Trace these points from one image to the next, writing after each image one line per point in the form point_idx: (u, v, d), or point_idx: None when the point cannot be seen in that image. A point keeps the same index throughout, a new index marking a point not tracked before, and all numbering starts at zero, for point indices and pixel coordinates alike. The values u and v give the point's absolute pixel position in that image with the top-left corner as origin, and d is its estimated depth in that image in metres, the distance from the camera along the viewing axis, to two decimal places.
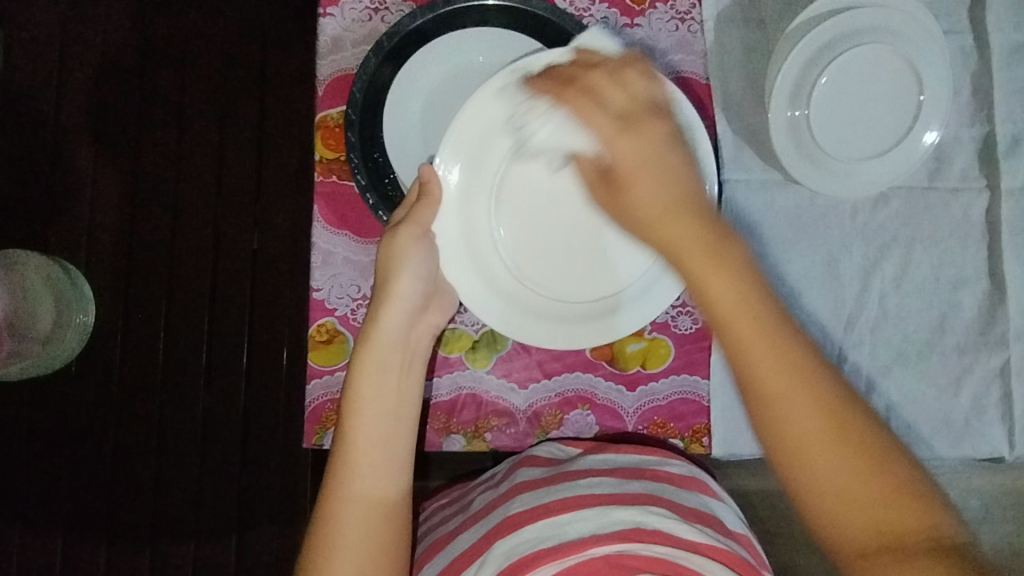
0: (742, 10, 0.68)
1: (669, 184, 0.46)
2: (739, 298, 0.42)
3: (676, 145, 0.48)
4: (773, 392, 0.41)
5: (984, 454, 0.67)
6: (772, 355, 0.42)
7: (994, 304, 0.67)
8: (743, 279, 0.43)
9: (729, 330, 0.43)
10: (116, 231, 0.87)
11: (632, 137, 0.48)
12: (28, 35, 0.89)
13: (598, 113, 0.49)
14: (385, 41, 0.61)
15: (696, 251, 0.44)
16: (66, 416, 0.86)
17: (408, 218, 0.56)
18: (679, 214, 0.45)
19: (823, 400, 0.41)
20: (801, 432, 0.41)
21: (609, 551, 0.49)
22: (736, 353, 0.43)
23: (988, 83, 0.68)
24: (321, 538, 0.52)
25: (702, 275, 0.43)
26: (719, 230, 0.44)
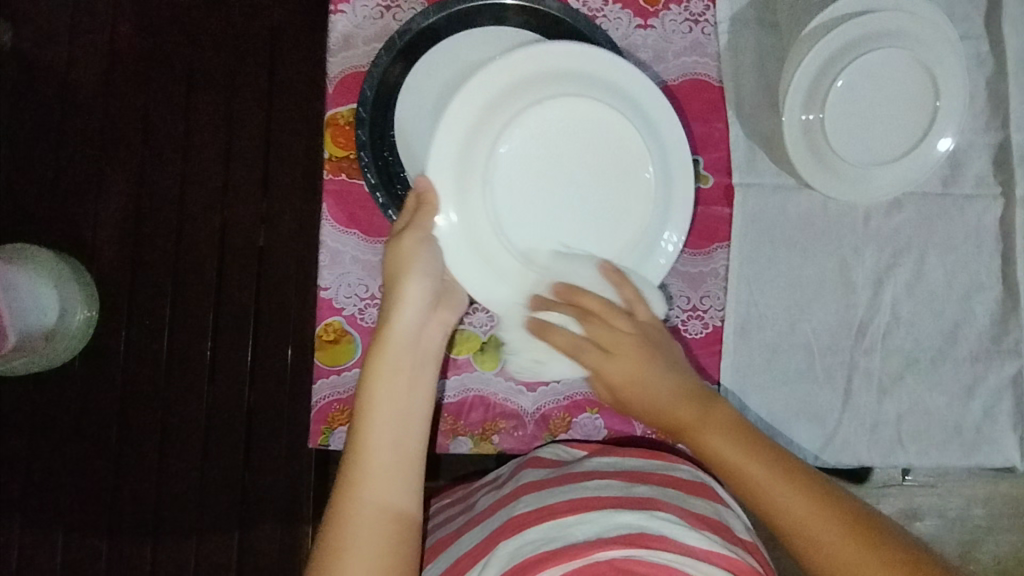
0: (756, 13, 0.68)
1: (661, 383, 0.55)
2: (735, 453, 0.50)
3: (648, 352, 0.56)
4: (807, 530, 0.46)
5: (995, 463, 0.66)
6: (796, 501, 0.47)
7: (1006, 313, 0.67)
8: (739, 437, 0.51)
9: (748, 487, 0.49)
10: (121, 226, 0.87)
11: (618, 363, 0.56)
12: (36, 28, 0.88)
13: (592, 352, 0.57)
14: (397, 40, 0.62)
15: (697, 420, 0.52)
16: (70, 411, 0.86)
17: (412, 223, 0.56)
18: (681, 397, 0.54)
19: (855, 525, 0.46)
20: (846, 569, 0.44)
21: (615, 555, 0.47)
22: (764, 503, 0.48)
23: (1005, 89, 0.67)
24: (332, 542, 0.49)
25: (705, 438, 0.51)
26: (704, 405, 0.53)
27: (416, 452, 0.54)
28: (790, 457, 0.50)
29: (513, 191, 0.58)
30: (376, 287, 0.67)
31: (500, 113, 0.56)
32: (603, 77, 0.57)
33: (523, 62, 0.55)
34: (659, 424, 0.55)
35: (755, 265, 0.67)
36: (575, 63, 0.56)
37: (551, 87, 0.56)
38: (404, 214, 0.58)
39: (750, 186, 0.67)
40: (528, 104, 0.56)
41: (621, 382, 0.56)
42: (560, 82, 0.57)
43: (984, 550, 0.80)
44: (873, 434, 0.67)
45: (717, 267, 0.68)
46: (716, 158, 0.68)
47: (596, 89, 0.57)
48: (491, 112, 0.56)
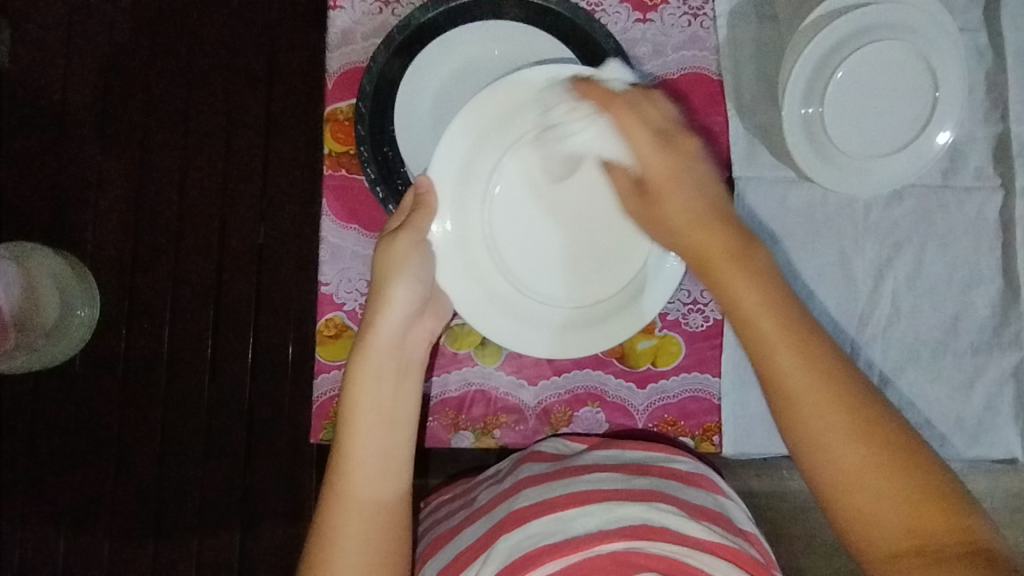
0: (755, 6, 0.68)
1: (695, 200, 0.52)
2: (758, 305, 0.47)
3: (702, 165, 0.54)
4: (796, 390, 0.45)
5: (997, 455, 0.66)
6: (793, 360, 0.46)
7: (1007, 305, 0.67)
8: (766, 288, 0.48)
9: (753, 335, 0.47)
10: (122, 224, 0.87)
11: (669, 154, 0.53)
12: (35, 26, 0.88)
13: (638, 127, 0.53)
14: (396, 35, 0.61)
15: (725, 258, 0.49)
16: (71, 408, 0.86)
17: (409, 223, 0.55)
18: (709, 226, 0.51)
19: (848, 399, 0.45)
20: (825, 434, 0.44)
21: (616, 548, 0.48)
22: (765, 359, 0.47)
23: (1004, 81, 0.67)
24: (320, 548, 0.51)
25: (729, 279, 0.49)
26: (743, 246, 0.50)
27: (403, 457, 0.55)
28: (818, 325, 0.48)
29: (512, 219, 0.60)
30: None
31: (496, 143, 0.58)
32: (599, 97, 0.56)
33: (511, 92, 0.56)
34: (689, 246, 0.52)
35: None
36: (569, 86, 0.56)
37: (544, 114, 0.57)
38: (400, 214, 0.57)
39: (750, 179, 0.67)
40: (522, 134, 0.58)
41: (659, 173, 0.53)
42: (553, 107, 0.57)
43: None
44: None
45: None
46: (715, 152, 0.68)
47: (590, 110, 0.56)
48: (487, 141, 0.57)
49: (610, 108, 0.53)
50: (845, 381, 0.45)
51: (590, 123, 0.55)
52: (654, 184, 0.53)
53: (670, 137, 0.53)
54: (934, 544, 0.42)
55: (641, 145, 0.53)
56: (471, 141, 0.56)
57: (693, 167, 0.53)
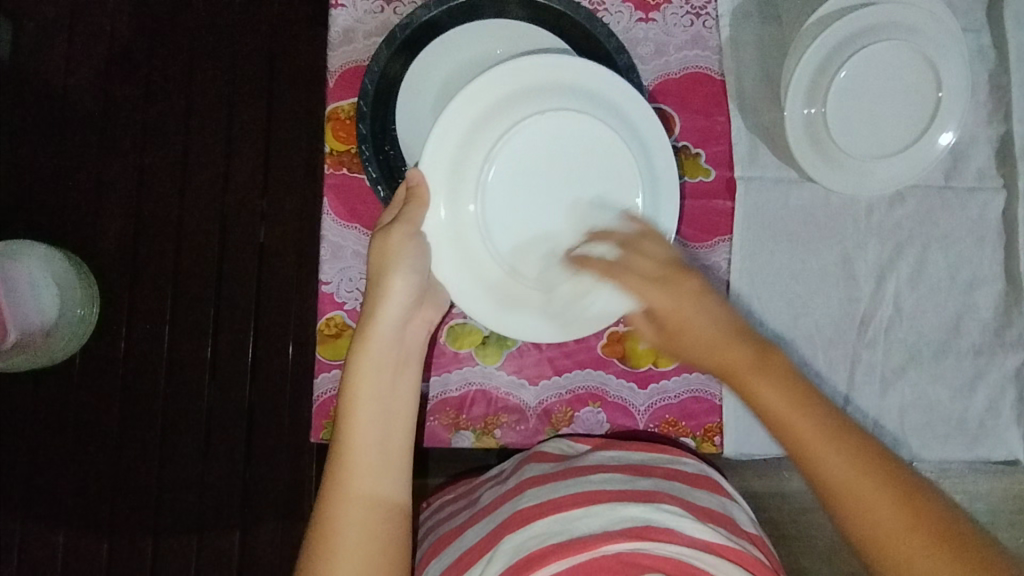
0: (758, 5, 0.68)
1: (715, 312, 0.52)
2: (785, 410, 0.47)
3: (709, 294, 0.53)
4: (839, 484, 0.45)
5: (999, 457, 0.66)
6: (828, 449, 0.46)
7: (1009, 306, 0.67)
8: (793, 389, 0.48)
9: (792, 436, 0.47)
10: (122, 223, 0.87)
11: (675, 294, 0.52)
12: (36, 25, 0.88)
13: (635, 278, 0.54)
14: (398, 33, 0.61)
15: (751, 371, 0.49)
16: (70, 407, 0.86)
17: (401, 216, 0.55)
18: (728, 338, 0.51)
19: (901, 487, 0.44)
20: (879, 529, 0.43)
21: (623, 548, 0.48)
22: (806, 458, 0.46)
23: (1008, 81, 0.67)
24: (321, 542, 0.50)
25: (756, 387, 0.48)
26: (764, 348, 0.50)
27: (402, 450, 0.55)
28: (845, 418, 0.47)
29: (504, 202, 0.58)
30: None
31: (493, 124, 0.56)
32: (598, 92, 0.57)
33: (514, 74, 0.55)
34: (709, 364, 0.51)
35: (757, 258, 0.67)
36: (570, 76, 0.56)
37: (543, 103, 0.57)
38: (392, 208, 0.57)
39: (752, 179, 0.67)
40: (521, 117, 0.57)
41: (670, 312, 0.52)
42: (549, 95, 0.57)
43: None
44: (876, 427, 0.66)
45: (720, 261, 0.68)
46: (717, 152, 0.68)
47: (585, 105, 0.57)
48: (484, 124, 0.56)
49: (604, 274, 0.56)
50: (885, 471, 0.45)
51: (598, 289, 0.57)
52: (667, 321, 0.53)
53: (670, 278, 0.53)
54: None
55: (647, 291, 0.53)
56: (465, 127, 0.56)
57: (700, 294, 0.52)
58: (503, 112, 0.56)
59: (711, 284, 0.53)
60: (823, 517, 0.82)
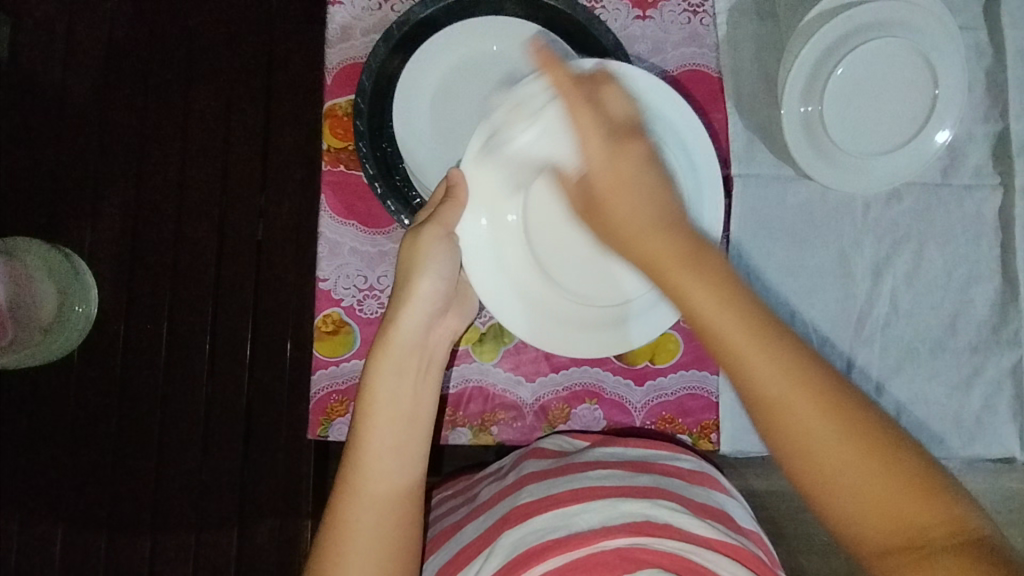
0: (755, 3, 0.68)
1: (641, 205, 0.46)
2: (717, 310, 0.41)
3: (653, 166, 0.48)
4: (764, 385, 0.41)
5: (995, 454, 0.66)
6: (756, 350, 0.41)
7: (1006, 304, 0.67)
8: (722, 290, 0.42)
9: (717, 342, 0.42)
10: (121, 219, 0.87)
11: (617, 155, 0.48)
12: (35, 22, 0.88)
13: (592, 129, 0.49)
14: (395, 30, 0.61)
15: (673, 264, 0.43)
16: (69, 403, 0.86)
17: (434, 216, 0.54)
18: (656, 232, 0.45)
19: (817, 386, 0.40)
20: (800, 427, 0.40)
21: (621, 543, 0.48)
22: (728, 360, 0.42)
23: (1004, 79, 0.67)
24: (332, 539, 0.51)
25: (681, 286, 0.43)
26: (695, 245, 0.44)
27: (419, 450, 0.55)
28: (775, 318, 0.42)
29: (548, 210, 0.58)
30: (375, 278, 0.67)
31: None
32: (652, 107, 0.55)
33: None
34: (639, 254, 0.45)
35: (754, 255, 0.67)
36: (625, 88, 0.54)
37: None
38: (429, 207, 0.56)
39: (749, 176, 0.67)
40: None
41: (604, 180, 0.48)
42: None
43: None
44: None
45: None
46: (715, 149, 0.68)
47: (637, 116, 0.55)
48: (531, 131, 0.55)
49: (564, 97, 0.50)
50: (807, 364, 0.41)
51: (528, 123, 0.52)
52: (599, 189, 0.48)
53: (624, 133, 0.49)
54: (930, 544, 0.38)
55: (590, 141, 0.49)
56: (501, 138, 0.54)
57: (641, 170, 0.47)
58: None
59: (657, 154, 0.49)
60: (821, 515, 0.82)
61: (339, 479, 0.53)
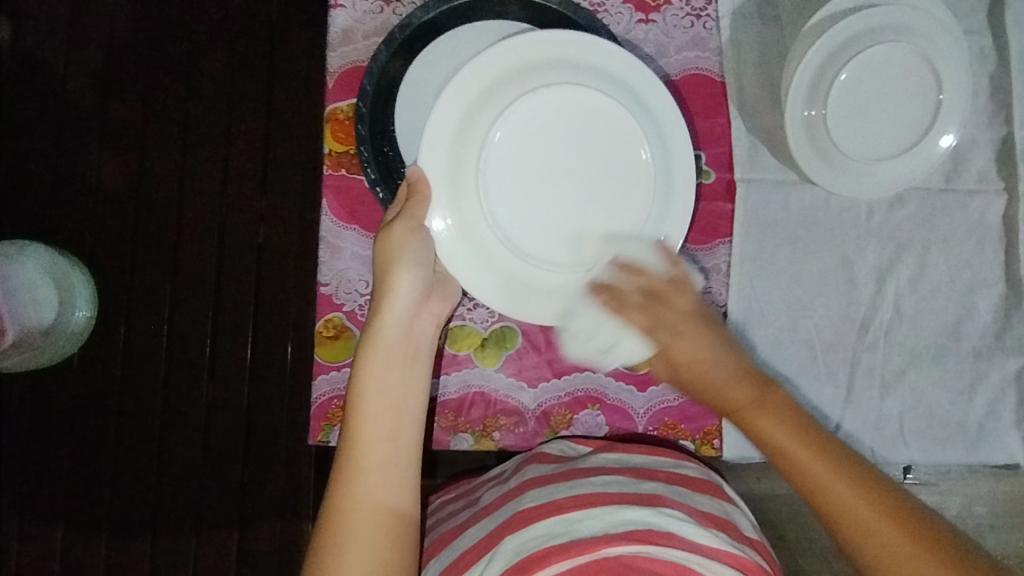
0: (758, 6, 0.68)
1: (723, 371, 0.53)
2: (799, 448, 0.48)
3: (727, 341, 0.55)
4: (840, 505, 0.46)
5: (999, 460, 0.66)
6: (841, 483, 0.46)
7: (1009, 309, 0.66)
8: (799, 425, 0.49)
9: (793, 467, 0.48)
10: (121, 221, 0.86)
11: (676, 339, 0.55)
12: (35, 23, 0.88)
13: (650, 318, 0.55)
14: (397, 33, 0.62)
15: (756, 413, 0.51)
16: (69, 407, 0.86)
17: (404, 211, 0.56)
18: (745, 380, 0.52)
19: (907, 528, 0.45)
20: (891, 563, 0.44)
21: (624, 551, 0.47)
22: (809, 487, 0.48)
23: (1009, 84, 0.67)
24: (327, 536, 0.49)
25: (760, 423, 0.50)
26: (770, 392, 0.51)
27: (412, 446, 0.54)
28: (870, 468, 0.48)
29: (511, 184, 0.58)
30: None
31: (491, 105, 0.56)
32: (591, 61, 0.57)
33: (497, 57, 0.55)
34: (720, 408, 0.53)
35: (757, 261, 0.67)
36: (557, 48, 0.56)
37: (535, 78, 0.57)
38: (396, 204, 0.57)
39: (752, 182, 0.67)
40: (509, 101, 0.56)
41: (682, 360, 0.55)
42: (542, 69, 0.56)
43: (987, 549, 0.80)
44: (876, 431, 0.66)
45: (719, 263, 0.68)
46: (718, 154, 0.68)
47: (577, 74, 0.57)
48: (481, 105, 0.56)
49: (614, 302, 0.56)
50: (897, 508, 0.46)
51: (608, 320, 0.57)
52: (676, 365, 0.55)
53: (696, 321, 0.55)
54: None
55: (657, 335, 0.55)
56: (452, 133, 0.56)
57: (704, 339, 0.54)
58: (486, 106, 0.56)
59: (730, 337, 0.56)
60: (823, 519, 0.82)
61: (332, 485, 0.52)
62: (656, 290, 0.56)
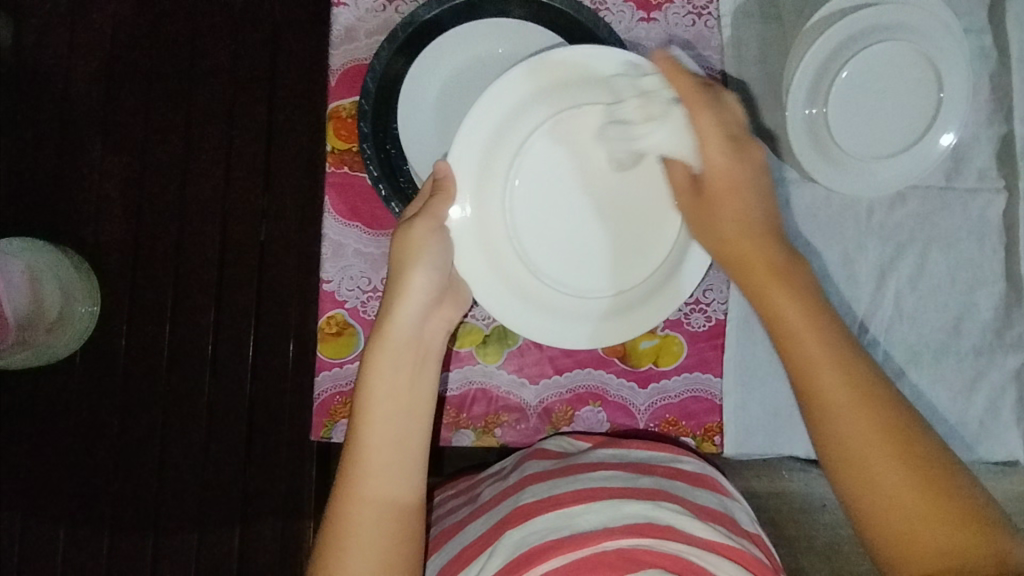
0: (760, 5, 0.68)
1: (754, 209, 0.53)
2: (803, 320, 0.49)
3: (762, 176, 0.54)
4: (835, 399, 0.47)
5: (999, 457, 0.66)
6: (820, 354, 0.48)
7: (1009, 307, 0.67)
8: (809, 306, 0.50)
9: (801, 352, 0.49)
10: (124, 218, 0.87)
11: (737, 161, 0.53)
12: (39, 20, 0.88)
13: (712, 131, 0.53)
14: (399, 32, 0.61)
15: (772, 279, 0.51)
16: (71, 403, 0.86)
17: (426, 209, 0.55)
18: (761, 244, 0.53)
19: (881, 415, 0.46)
20: (847, 436, 0.46)
21: (623, 545, 0.48)
22: (803, 364, 0.49)
23: (1009, 82, 0.67)
24: (333, 532, 0.50)
25: (771, 293, 0.51)
26: (786, 265, 0.52)
27: (418, 447, 0.54)
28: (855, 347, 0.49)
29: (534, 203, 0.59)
30: (379, 279, 0.67)
31: (518, 124, 0.56)
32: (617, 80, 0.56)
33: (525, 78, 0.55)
34: (731, 252, 0.53)
35: None
36: (582, 69, 0.56)
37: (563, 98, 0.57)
38: (418, 201, 0.57)
39: None
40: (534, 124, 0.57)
41: (720, 181, 0.53)
42: (569, 90, 0.57)
43: None
44: None
45: None
46: None
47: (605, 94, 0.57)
48: (506, 128, 0.56)
49: (687, 97, 0.52)
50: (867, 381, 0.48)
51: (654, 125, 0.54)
52: (711, 184, 0.54)
53: (740, 147, 0.54)
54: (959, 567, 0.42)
55: (710, 146, 0.53)
56: (476, 155, 0.56)
57: (753, 176, 0.54)
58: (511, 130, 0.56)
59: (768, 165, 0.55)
60: (824, 517, 0.82)
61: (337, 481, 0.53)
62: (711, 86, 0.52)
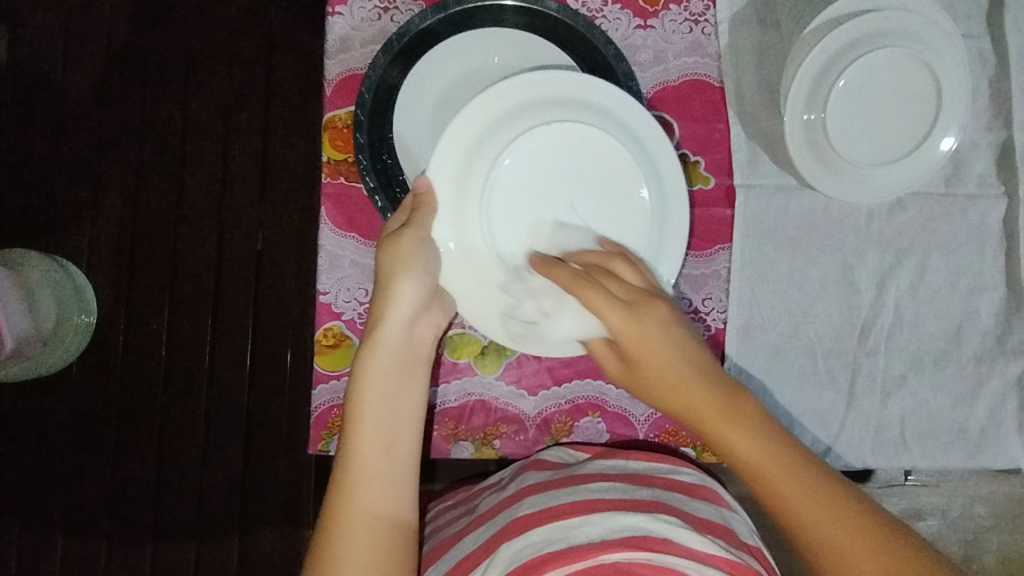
0: (756, 11, 0.67)
1: (677, 363, 0.52)
2: (762, 457, 0.48)
3: (678, 324, 0.53)
4: (803, 520, 0.46)
5: (1000, 465, 0.66)
6: (802, 497, 0.47)
7: (1010, 314, 0.66)
8: (763, 440, 0.49)
9: (762, 482, 0.48)
10: (120, 228, 0.86)
11: (639, 320, 0.52)
12: (32, 31, 0.88)
13: (608, 303, 0.52)
14: (395, 41, 0.61)
15: (715, 415, 0.50)
16: (69, 415, 0.85)
17: (412, 222, 0.55)
18: (702, 387, 0.51)
19: (849, 518, 0.46)
20: (824, 540, 0.46)
21: (619, 558, 0.47)
22: (779, 507, 0.47)
23: (1008, 88, 0.67)
24: (326, 545, 0.49)
25: (728, 438, 0.49)
26: (732, 405, 0.50)
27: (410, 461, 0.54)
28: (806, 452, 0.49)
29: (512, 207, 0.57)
30: None
31: (507, 132, 0.56)
32: (589, 101, 0.56)
33: (498, 98, 0.55)
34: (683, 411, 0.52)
35: (756, 267, 0.67)
36: (574, 89, 0.55)
37: (553, 113, 0.56)
38: (401, 211, 0.57)
39: (752, 188, 0.67)
40: (505, 143, 0.56)
41: (634, 343, 0.53)
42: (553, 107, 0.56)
43: (986, 550, 0.79)
44: (877, 436, 0.66)
45: (719, 269, 0.67)
46: (716, 159, 0.68)
47: (597, 119, 0.57)
48: (480, 149, 0.56)
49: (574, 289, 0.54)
50: (825, 483, 0.48)
51: (565, 306, 0.57)
52: (629, 350, 0.53)
53: (638, 304, 0.53)
54: None
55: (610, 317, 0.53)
56: (451, 180, 0.56)
57: (657, 306, 0.53)
58: (484, 150, 0.56)
59: (679, 313, 0.54)
60: None
61: (328, 495, 0.52)
62: (591, 266, 0.55)
